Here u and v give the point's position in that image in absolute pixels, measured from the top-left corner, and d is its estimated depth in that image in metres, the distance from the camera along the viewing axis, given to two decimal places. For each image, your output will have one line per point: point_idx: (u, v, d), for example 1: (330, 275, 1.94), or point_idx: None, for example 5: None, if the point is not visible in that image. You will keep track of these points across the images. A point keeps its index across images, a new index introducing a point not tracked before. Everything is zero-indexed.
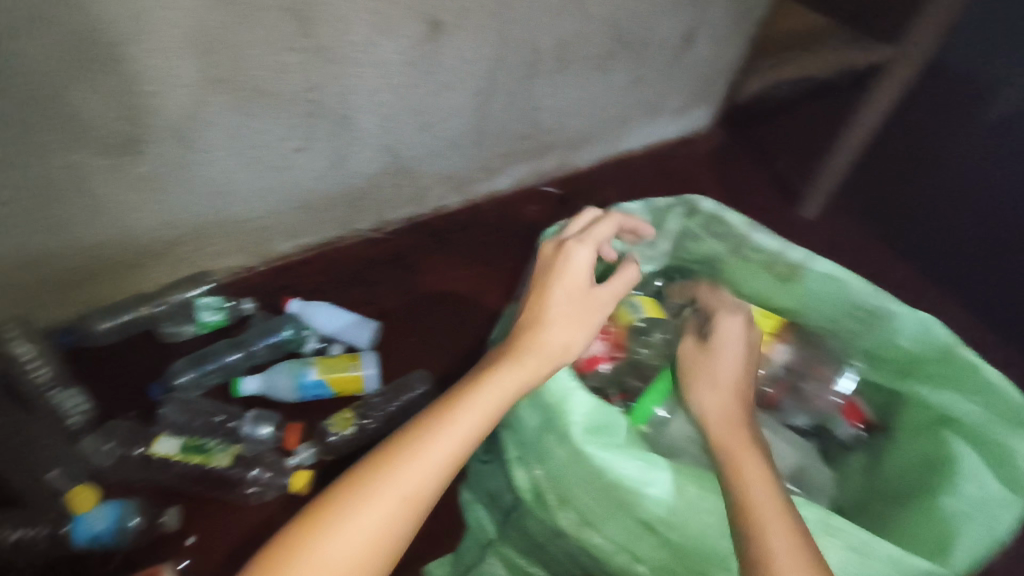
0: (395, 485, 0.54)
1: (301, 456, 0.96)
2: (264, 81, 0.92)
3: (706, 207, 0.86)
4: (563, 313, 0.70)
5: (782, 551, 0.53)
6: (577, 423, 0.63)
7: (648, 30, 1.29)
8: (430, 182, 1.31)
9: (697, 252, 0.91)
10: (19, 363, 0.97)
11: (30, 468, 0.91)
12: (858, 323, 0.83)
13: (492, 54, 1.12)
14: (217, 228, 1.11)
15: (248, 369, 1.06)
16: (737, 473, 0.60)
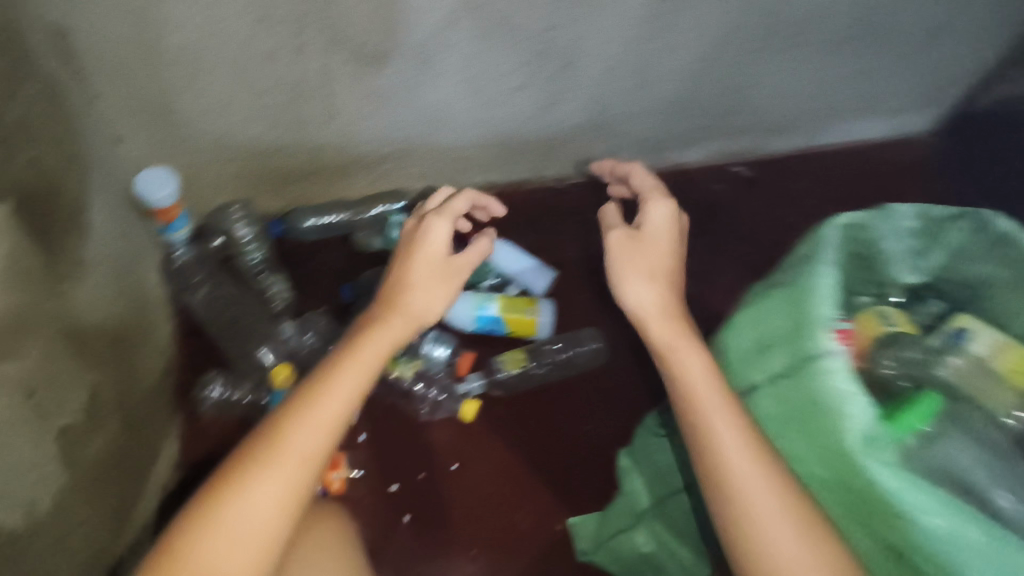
0: (279, 453, 0.61)
1: (471, 385, 1.01)
2: (513, 13, 0.93)
3: (1003, 228, 0.71)
4: (423, 279, 0.78)
5: (780, 530, 0.60)
6: (857, 432, 0.59)
7: (900, 19, 1.17)
8: (622, 143, 1.28)
9: (965, 274, 0.79)
10: (238, 241, 1.07)
11: (238, 339, 1.02)
12: None
13: (731, 21, 1.06)
14: (422, 151, 1.14)
15: None
16: (699, 421, 0.67)
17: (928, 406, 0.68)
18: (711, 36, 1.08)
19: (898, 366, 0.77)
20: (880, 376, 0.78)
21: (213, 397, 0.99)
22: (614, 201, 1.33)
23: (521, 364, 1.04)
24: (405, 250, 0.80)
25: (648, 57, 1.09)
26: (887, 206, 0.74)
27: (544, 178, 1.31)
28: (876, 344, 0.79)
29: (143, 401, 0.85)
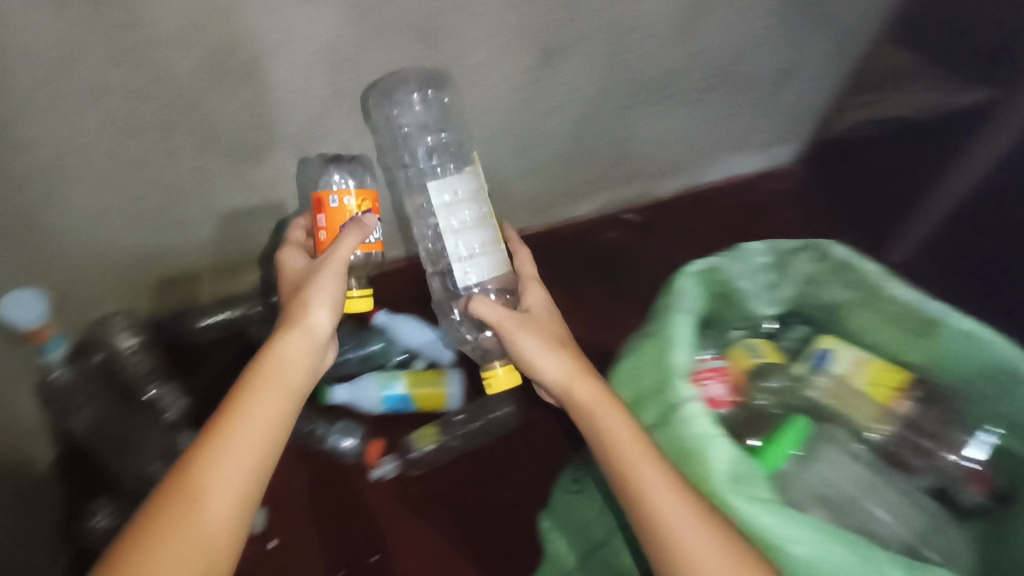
0: (224, 475, 0.64)
1: (385, 469, 1.01)
2: (383, 98, 0.97)
3: (840, 254, 0.80)
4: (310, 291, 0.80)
5: (695, 546, 0.61)
6: (722, 474, 0.65)
7: (749, 66, 1.28)
8: (516, 205, 1.33)
9: (819, 299, 0.86)
10: (124, 354, 1.04)
11: (131, 457, 0.99)
12: (993, 387, 0.74)
13: (594, 85, 1.14)
14: None
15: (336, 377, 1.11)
16: (625, 476, 0.67)
17: (796, 429, 0.76)
18: (582, 93, 1.14)
19: (770, 398, 0.83)
20: (756, 407, 0.83)
21: (100, 528, 0.94)
22: None
23: (433, 439, 1.04)
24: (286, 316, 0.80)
25: (525, 124, 1.15)
26: (738, 248, 0.83)
27: None
28: (753, 374, 0.84)
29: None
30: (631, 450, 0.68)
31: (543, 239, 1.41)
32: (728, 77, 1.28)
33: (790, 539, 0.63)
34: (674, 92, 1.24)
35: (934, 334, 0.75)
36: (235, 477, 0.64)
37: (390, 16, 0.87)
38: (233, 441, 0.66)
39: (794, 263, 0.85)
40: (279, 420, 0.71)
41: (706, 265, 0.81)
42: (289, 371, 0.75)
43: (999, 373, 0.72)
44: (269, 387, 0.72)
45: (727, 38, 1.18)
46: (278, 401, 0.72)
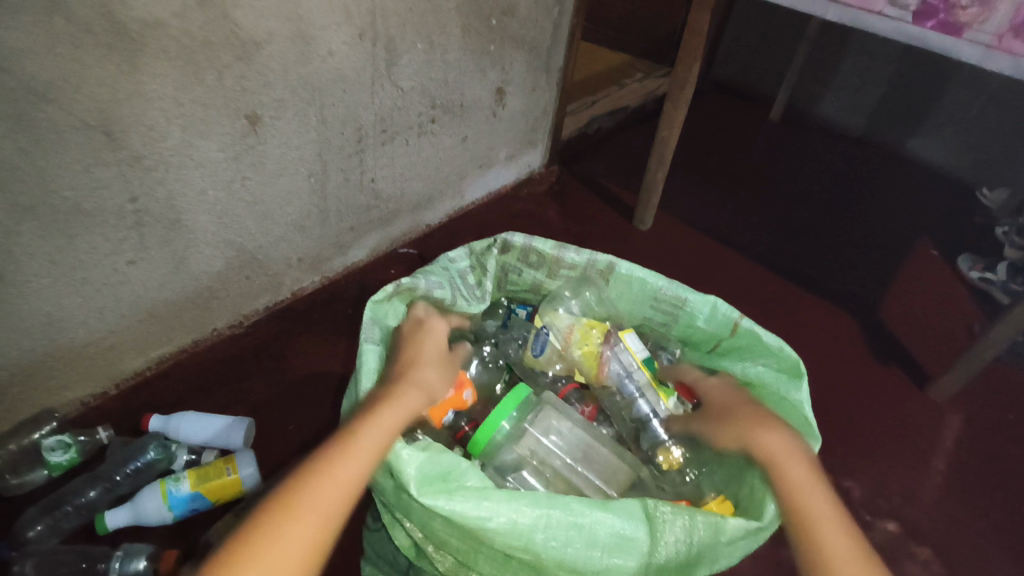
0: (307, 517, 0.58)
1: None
2: (79, 200, 0.94)
3: (518, 242, 0.98)
4: (435, 358, 0.79)
5: (841, 549, 0.63)
6: (411, 476, 0.64)
7: (463, 93, 1.40)
8: (282, 269, 1.32)
9: (521, 282, 1.04)
10: None
11: None
12: (665, 315, 0.99)
13: (316, 137, 1.18)
14: (58, 360, 1.06)
15: (111, 501, 1.04)
16: (789, 481, 0.70)
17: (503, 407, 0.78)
18: (305, 150, 1.18)
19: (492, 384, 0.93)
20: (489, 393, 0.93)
21: None
22: (299, 323, 1.35)
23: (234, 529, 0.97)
24: (413, 355, 0.78)
25: (257, 191, 1.16)
26: (439, 257, 0.95)
27: (219, 329, 1.29)
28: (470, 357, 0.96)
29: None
30: (791, 468, 0.71)
31: (322, 294, 1.42)
32: (447, 105, 1.39)
33: (486, 517, 0.63)
34: (400, 129, 1.32)
35: (610, 279, 0.99)
36: (321, 515, 0.59)
37: (53, 122, 0.85)
38: (325, 479, 0.61)
39: (489, 259, 1.00)
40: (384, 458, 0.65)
41: (402, 285, 0.88)
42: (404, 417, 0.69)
43: (661, 302, 0.98)
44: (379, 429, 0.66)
45: (429, 73, 1.29)
46: (388, 436, 0.66)
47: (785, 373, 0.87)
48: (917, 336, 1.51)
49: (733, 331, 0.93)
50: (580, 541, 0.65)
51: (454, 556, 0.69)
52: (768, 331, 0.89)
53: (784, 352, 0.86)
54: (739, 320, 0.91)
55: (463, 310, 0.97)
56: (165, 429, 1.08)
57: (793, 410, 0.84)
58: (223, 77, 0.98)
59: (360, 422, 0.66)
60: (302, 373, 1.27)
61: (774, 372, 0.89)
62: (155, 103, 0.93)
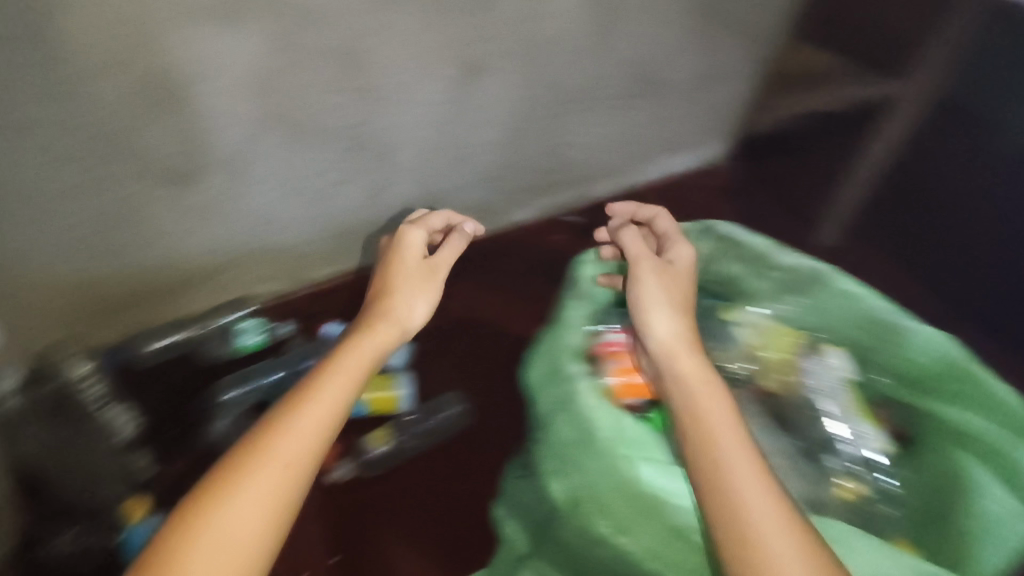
0: (273, 468, 0.72)
1: (340, 472, 1.02)
2: (314, 116, 1.02)
3: None
4: (407, 283, 1.01)
5: (783, 553, 0.68)
6: None
7: (667, 72, 1.37)
8: (458, 214, 1.38)
9: None
10: (73, 381, 1.05)
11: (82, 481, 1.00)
12: (868, 335, 1.09)
13: (521, 93, 1.21)
14: (262, 255, 1.19)
15: (290, 388, 1.14)
16: (707, 442, 0.79)
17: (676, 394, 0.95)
18: (509, 103, 1.21)
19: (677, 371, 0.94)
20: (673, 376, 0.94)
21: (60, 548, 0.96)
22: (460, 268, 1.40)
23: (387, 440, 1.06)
24: (376, 298, 0.99)
25: (457, 135, 1.21)
26: (641, 235, 0.95)
27: None
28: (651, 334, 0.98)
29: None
30: (706, 458, 0.78)
31: (487, 245, 1.46)
32: (649, 81, 1.36)
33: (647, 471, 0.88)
34: (600, 98, 1.32)
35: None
36: (293, 458, 0.74)
37: (316, 41, 0.93)
38: (281, 446, 0.74)
39: (690, 250, 1.00)
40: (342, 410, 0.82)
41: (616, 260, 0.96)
42: (358, 371, 0.86)
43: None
44: (340, 380, 0.83)
45: (641, 46, 1.27)
46: (346, 393, 0.83)
47: (1008, 429, 0.98)
48: None
49: (960, 375, 1.03)
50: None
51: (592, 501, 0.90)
52: (997, 381, 1.00)
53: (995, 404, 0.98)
54: (970, 365, 1.02)
55: (656, 289, 0.99)
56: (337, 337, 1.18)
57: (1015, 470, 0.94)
58: (461, 21, 1.02)
59: (309, 394, 0.81)
60: (461, 316, 1.31)
61: (996, 427, 0.98)
62: (399, 37, 0.99)
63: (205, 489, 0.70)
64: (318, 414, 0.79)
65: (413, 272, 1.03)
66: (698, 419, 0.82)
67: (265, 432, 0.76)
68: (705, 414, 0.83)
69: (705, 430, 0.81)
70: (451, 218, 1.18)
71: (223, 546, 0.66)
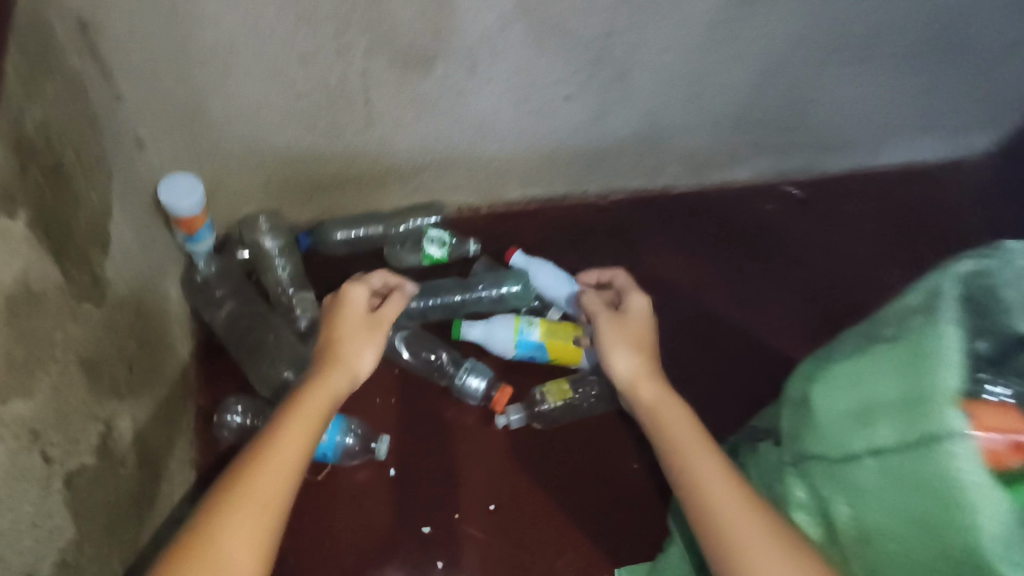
0: (233, 530, 0.55)
1: (510, 417, 0.94)
2: (568, 16, 0.87)
3: None
4: (354, 326, 0.74)
5: None
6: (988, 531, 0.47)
7: (979, 33, 1.09)
8: (671, 158, 1.20)
9: None
10: (267, 255, 1.02)
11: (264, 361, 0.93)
12: None
13: (801, 29, 0.99)
14: (464, 162, 1.08)
15: (469, 314, 1.04)
16: (708, 506, 0.62)
17: None
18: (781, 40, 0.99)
19: None
20: None
21: (235, 423, 0.90)
22: (659, 220, 1.25)
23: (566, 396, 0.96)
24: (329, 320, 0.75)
25: (708, 68, 1.02)
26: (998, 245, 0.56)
27: (587, 192, 1.23)
28: None
29: (169, 444, 0.79)
30: (746, 529, 0.58)
31: (691, 199, 1.28)
32: (949, 45, 1.09)
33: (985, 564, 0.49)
34: (885, 54, 1.07)
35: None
36: (252, 524, 0.55)
37: None
38: (251, 484, 0.58)
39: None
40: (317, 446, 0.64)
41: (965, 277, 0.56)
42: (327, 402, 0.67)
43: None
44: (303, 420, 0.63)
45: None
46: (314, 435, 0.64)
47: None
48: None
49: None
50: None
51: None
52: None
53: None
54: None
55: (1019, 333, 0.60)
56: (526, 270, 1.03)
57: None
58: None
59: (271, 432, 0.63)
60: (650, 275, 1.19)
61: None
62: None
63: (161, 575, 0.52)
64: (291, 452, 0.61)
65: (359, 319, 0.75)
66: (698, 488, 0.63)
67: (218, 506, 0.56)
68: (712, 492, 0.62)
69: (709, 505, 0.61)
70: (394, 274, 0.85)
71: None
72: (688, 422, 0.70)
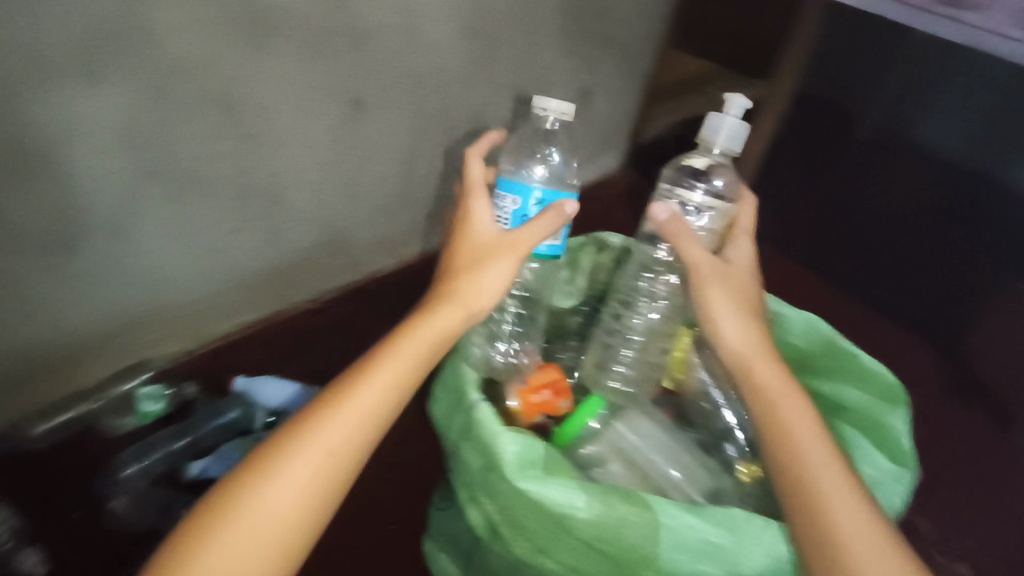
0: (309, 449, 0.67)
1: None
2: (197, 168, 1.00)
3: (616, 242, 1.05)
4: (478, 260, 0.83)
5: (829, 481, 0.66)
6: (509, 460, 0.64)
7: (550, 92, 1.44)
8: (362, 250, 1.38)
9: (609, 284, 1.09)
10: None
11: None
12: None
13: (410, 125, 1.23)
14: (158, 317, 1.14)
15: (194, 453, 1.13)
16: (771, 404, 0.72)
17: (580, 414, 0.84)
18: (399, 136, 1.23)
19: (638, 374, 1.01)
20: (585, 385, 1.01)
21: None
22: (372, 303, 1.44)
23: None
24: (455, 259, 0.84)
25: (351, 174, 1.21)
26: None
27: (299, 303, 1.35)
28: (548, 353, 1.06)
29: None
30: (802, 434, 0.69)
31: (396, 278, 1.47)
32: (535, 103, 1.43)
33: (577, 505, 0.62)
34: (490, 122, 1.36)
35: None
36: (337, 441, 0.69)
37: (186, 96, 0.91)
38: (334, 413, 0.70)
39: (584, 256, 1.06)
40: (399, 400, 0.74)
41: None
42: (420, 346, 0.77)
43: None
44: (402, 359, 0.74)
45: (523, 71, 1.33)
46: (404, 383, 0.75)
47: (882, 399, 0.88)
48: (1006, 378, 1.47)
49: (829, 349, 0.94)
50: (668, 542, 0.63)
51: (532, 542, 0.68)
52: (867, 354, 0.91)
53: (883, 375, 0.89)
54: (840, 340, 0.93)
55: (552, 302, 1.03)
56: (247, 392, 1.17)
57: (892, 439, 0.84)
58: (336, 64, 1.03)
59: (383, 355, 0.75)
60: None
61: (868, 398, 0.90)
62: (272, 82, 0.98)
63: (225, 485, 0.66)
64: (370, 398, 0.72)
65: (484, 244, 0.84)
66: (771, 403, 0.72)
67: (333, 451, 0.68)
68: (782, 412, 0.71)
69: (788, 420, 0.70)
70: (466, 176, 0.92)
71: (251, 531, 0.63)
72: (779, 374, 0.74)
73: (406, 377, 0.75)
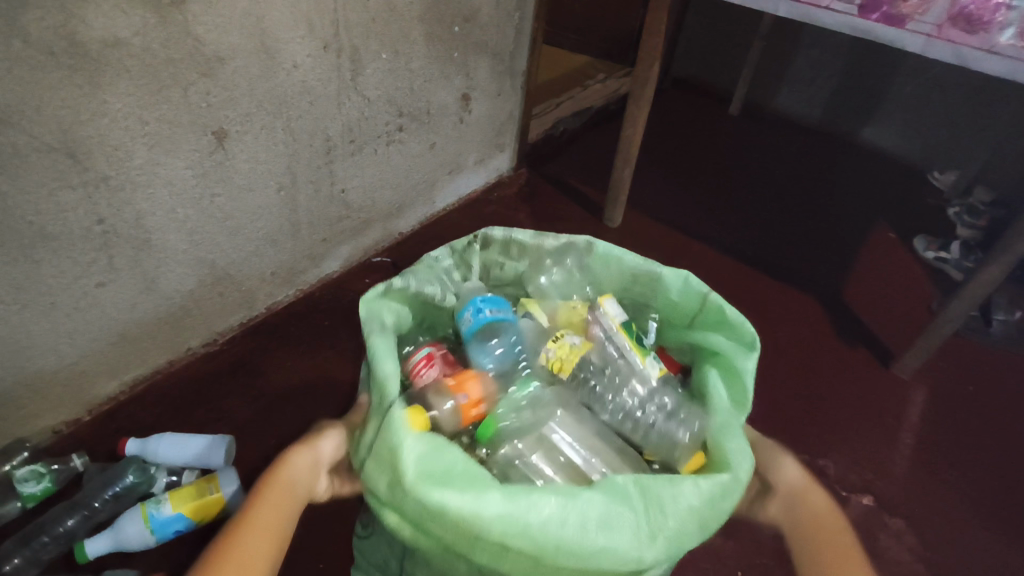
0: None
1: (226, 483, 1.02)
2: (47, 224, 0.92)
3: (496, 237, 1.00)
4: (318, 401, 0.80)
5: None
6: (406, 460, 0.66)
7: (428, 100, 1.43)
8: (254, 284, 1.32)
9: (505, 276, 1.06)
10: None
11: None
12: (642, 287, 1.01)
13: (284, 150, 1.19)
14: (28, 388, 1.04)
15: (91, 529, 1.02)
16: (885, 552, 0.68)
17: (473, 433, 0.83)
18: (275, 163, 1.18)
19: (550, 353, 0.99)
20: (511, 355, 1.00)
21: None
22: (275, 336, 1.35)
23: (199, 498, 1.00)
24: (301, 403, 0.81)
25: (227, 206, 1.16)
26: (422, 259, 0.96)
27: (193, 348, 1.28)
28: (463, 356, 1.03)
29: None
30: None
31: (297, 307, 1.42)
32: (414, 112, 1.41)
33: (481, 501, 0.63)
34: (369, 138, 1.34)
35: (589, 257, 1.01)
36: None
37: (15, 146, 0.83)
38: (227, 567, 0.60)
39: (472, 256, 1.02)
40: (274, 547, 0.64)
41: (394, 286, 0.90)
42: (296, 482, 0.69)
43: (639, 279, 1.00)
44: (272, 505, 0.66)
45: (395, 83, 1.32)
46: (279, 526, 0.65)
47: (737, 344, 0.88)
48: (880, 316, 1.60)
49: (702, 302, 0.95)
50: (574, 523, 0.65)
51: (448, 549, 0.68)
52: (730, 305, 0.91)
53: (742, 326, 0.88)
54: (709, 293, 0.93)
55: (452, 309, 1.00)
56: (143, 452, 1.07)
57: (740, 379, 0.85)
58: (187, 94, 0.97)
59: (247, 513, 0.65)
60: (284, 385, 1.27)
61: (728, 343, 0.90)
62: (118, 122, 0.92)
63: None
64: (259, 542, 0.63)
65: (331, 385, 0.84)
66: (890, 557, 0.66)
67: None
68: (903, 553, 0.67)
69: None
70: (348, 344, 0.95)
71: None
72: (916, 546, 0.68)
73: (275, 519, 0.65)
